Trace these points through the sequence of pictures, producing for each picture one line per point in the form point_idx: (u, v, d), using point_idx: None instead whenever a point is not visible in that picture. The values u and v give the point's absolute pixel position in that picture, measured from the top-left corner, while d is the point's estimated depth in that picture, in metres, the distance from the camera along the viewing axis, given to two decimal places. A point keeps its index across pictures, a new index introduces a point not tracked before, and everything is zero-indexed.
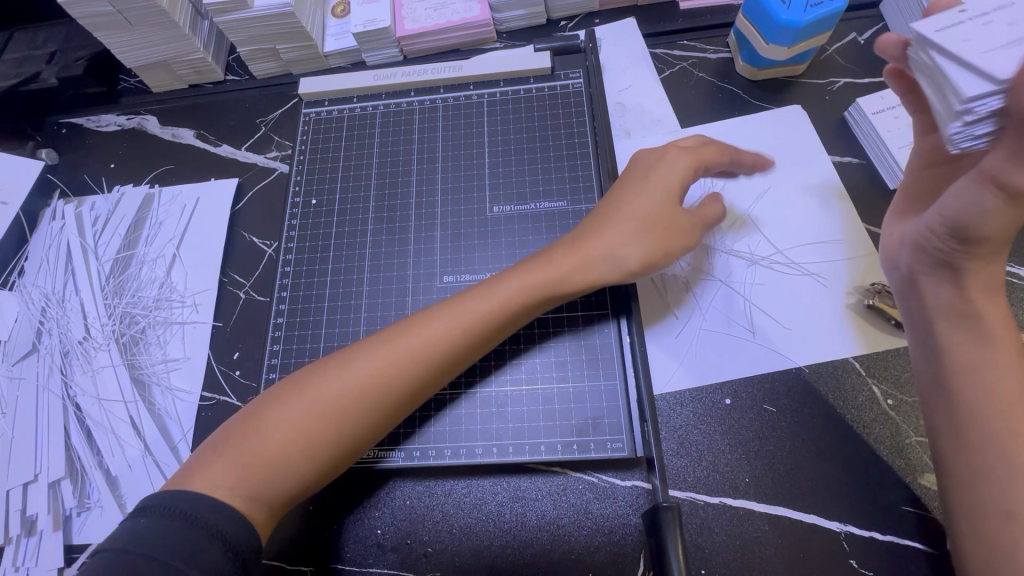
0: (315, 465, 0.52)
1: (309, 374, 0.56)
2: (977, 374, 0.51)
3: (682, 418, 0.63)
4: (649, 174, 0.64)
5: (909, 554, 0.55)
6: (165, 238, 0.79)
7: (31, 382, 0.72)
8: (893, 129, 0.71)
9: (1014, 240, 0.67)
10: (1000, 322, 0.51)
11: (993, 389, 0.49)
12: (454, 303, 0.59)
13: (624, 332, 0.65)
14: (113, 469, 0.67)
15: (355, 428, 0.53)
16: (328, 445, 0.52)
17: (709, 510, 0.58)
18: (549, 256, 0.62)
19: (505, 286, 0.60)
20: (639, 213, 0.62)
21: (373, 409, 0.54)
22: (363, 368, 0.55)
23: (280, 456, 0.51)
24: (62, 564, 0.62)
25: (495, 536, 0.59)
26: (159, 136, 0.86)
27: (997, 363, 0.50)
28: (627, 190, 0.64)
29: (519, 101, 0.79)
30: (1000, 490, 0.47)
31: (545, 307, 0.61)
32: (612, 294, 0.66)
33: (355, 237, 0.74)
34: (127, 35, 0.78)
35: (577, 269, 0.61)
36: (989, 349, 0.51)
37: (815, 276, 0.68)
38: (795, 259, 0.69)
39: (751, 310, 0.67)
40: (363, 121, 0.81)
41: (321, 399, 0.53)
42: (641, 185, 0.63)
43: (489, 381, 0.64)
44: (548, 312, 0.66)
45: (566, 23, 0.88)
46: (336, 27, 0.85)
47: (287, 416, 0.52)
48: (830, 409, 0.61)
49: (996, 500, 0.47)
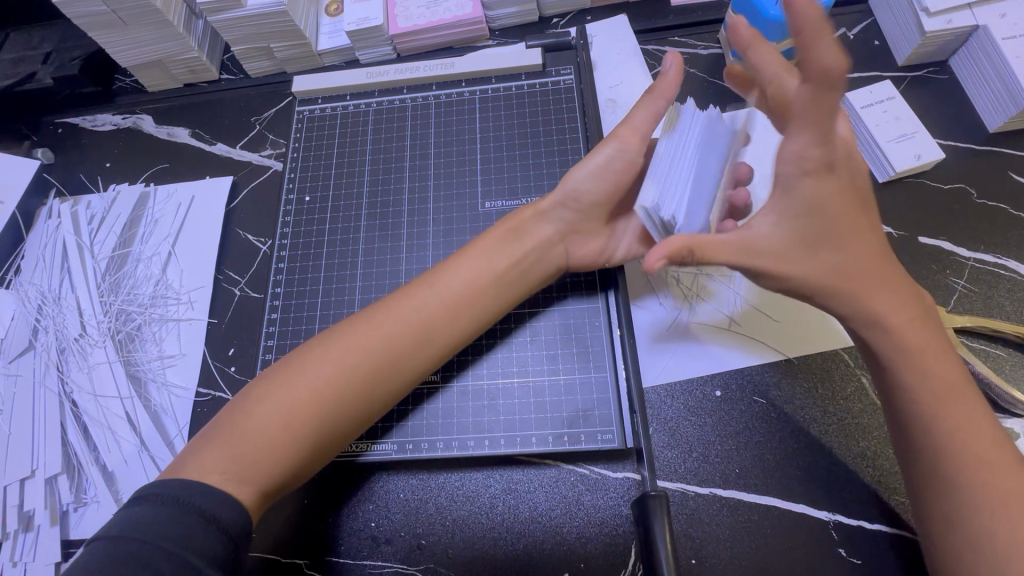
0: (300, 448, 0.53)
1: (295, 358, 0.56)
2: (908, 390, 0.52)
3: (674, 410, 0.63)
4: (625, 126, 0.62)
5: (895, 541, 0.56)
6: (159, 236, 0.79)
7: (27, 379, 0.73)
8: (881, 122, 0.72)
9: (1002, 231, 0.68)
10: (911, 329, 0.52)
11: (919, 399, 0.51)
12: (440, 280, 0.61)
13: (613, 306, 0.66)
14: (109, 464, 0.67)
15: (339, 412, 0.54)
16: (314, 427, 0.53)
17: (700, 500, 0.59)
18: (523, 216, 0.64)
19: (486, 257, 0.62)
20: (608, 178, 0.62)
21: (359, 394, 0.55)
22: (346, 352, 0.56)
23: (266, 440, 0.52)
24: (59, 559, 0.63)
25: (486, 529, 0.60)
26: (154, 135, 0.87)
27: (926, 365, 0.52)
28: (603, 145, 0.62)
29: (511, 97, 0.80)
30: (948, 497, 0.49)
31: (506, 251, 0.63)
32: (601, 273, 0.67)
33: (348, 232, 0.74)
34: (122, 34, 0.78)
35: (545, 237, 0.64)
36: (916, 358, 0.52)
37: (781, 333, 0.66)
38: (759, 326, 0.66)
39: (729, 327, 0.67)
40: (356, 119, 0.81)
41: (309, 380, 0.54)
42: (612, 141, 0.61)
43: (479, 366, 0.65)
44: (538, 295, 0.67)
45: (558, 21, 0.88)
46: (329, 26, 0.86)
47: (273, 399, 0.53)
48: (818, 399, 0.62)
49: (948, 505, 0.49)
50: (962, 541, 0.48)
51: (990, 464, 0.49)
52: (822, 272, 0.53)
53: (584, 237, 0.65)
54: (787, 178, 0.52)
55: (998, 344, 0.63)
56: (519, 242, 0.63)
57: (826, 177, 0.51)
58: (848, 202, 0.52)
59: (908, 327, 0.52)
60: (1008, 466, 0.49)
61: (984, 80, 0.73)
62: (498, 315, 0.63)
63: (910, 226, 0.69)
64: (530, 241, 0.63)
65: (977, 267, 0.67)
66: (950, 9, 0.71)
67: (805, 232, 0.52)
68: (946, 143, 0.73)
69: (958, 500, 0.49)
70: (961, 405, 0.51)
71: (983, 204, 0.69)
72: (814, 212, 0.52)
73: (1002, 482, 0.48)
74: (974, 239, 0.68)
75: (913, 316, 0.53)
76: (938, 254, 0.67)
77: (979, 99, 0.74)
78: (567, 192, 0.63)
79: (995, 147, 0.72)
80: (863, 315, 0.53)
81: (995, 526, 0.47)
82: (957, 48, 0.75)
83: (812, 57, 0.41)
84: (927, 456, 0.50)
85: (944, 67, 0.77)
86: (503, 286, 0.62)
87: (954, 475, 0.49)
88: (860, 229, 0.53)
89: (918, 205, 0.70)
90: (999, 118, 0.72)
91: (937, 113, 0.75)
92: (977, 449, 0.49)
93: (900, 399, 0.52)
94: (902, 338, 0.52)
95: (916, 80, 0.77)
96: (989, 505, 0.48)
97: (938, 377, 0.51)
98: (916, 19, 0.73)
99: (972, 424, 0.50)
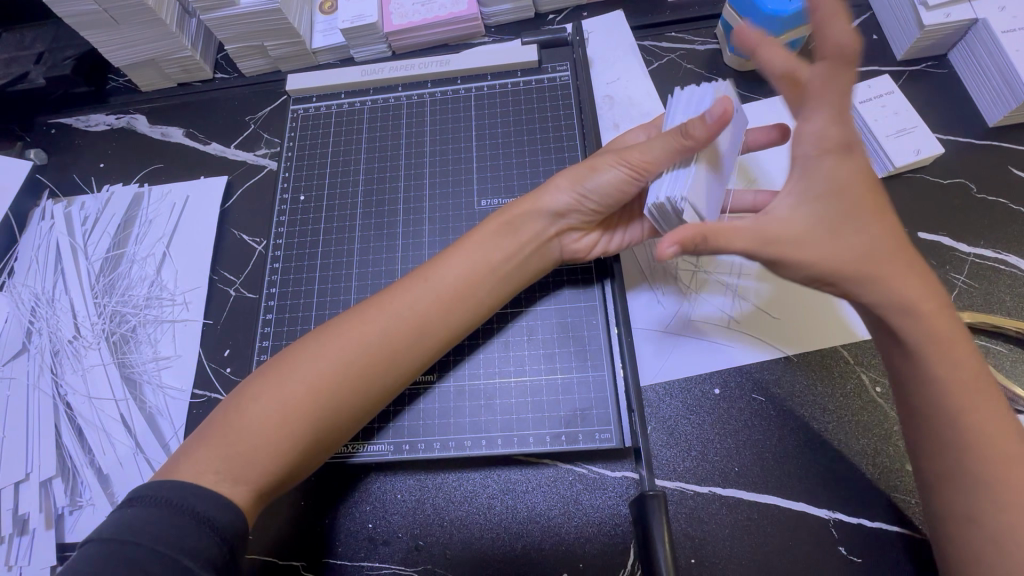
0: (296, 444, 0.52)
1: (290, 353, 0.56)
2: (935, 383, 0.50)
3: (672, 408, 0.63)
4: (639, 152, 0.57)
5: (896, 539, 0.55)
6: (153, 237, 0.79)
7: (21, 382, 0.72)
8: (880, 118, 0.71)
9: (1002, 226, 0.68)
10: (940, 322, 0.51)
11: (950, 392, 0.50)
12: (434, 274, 0.60)
13: (609, 296, 0.66)
14: (104, 466, 0.67)
15: (336, 407, 0.54)
16: (310, 423, 0.53)
17: (699, 499, 0.58)
18: (519, 210, 0.63)
19: (481, 249, 0.62)
20: (611, 192, 0.61)
21: (356, 388, 0.55)
22: (342, 347, 0.55)
23: (263, 434, 0.51)
24: (55, 562, 0.62)
25: (486, 529, 0.60)
26: (148, 135, 0.86)
27: (959, 355, 0.50)
28: (611, 163, 0.59)
29: (507, 95, 0.79)
30: (970, 494, 0.49)
31: (499, 248, 0.62)
32: (597, 263, 0.67)
33: (343, 232, 0.74)
34: (113, 32, 0.77)
35: (539, 236, 0.63)
36: (947, 349, 0.50)
37: (788, 330, 0.65)
38: (763, 323, 0.66)
39: (729, 324, 0.66)
40: (351, 117, 0.81)
41: (304, 375, 0.54)
42: (624, 167, 0.58)
43: (464, 366, 0.64)
44: (535, 291, 0.67)
45: (554, 17, 0.87)
46: (324, 23, 0.85)
47: (269, 393, 0.53)
48: (818, 396, 0.62)
49: (970, 502, 0.49)
50: (983, 537, 0.48)
51: (1013, 461, 0.48)
52: (849, 257, 0.51)
53: (579, 233, 0.65)
54: (807, 160, 0.54)
55: (999, 340, 0.62)
56: (512, 239, 0.62)
57: (846, 158, 0.53)
58: (865, 184, 0.53)
59: (936, 318, 0.51)
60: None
61: (984, 74, 0.72)
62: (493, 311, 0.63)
63: (909, 221, 0.68)
64: (523, 239, 0.63)
65: (977, 263, 0.66)
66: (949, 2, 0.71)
67: (791, 231, 0.51)
68: (945, 138, 0.72)
69: (979, 494, 0.48)
70: (986, 403, 0.50)
71: (983, 198, 0.69)
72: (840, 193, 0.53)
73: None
74: (973, 234, 0.67)
75: (940, 306, 0.51)
76: (937, 250, 0.67)
77: (979, 94, 0.73)
78: (570, 196, 0.62)
79: (995, 141, 0.72)
80: (896, 302, 0.51)
81: (1014, 523, 0.47)
82: (956, 42, 0.75)
83: (830, 32, 0.51)
84: (952, 452, 0.50)
85: (943, 61, 0.77)
86: (498, 279, 0.61)
87: (980, 471, 0.49)
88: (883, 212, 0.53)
89: (917, 200, 0.69)
90: (998, 112, 0.71)
91: (936, 108, 0.74)
92: (1001, 445, 0.49)
93: (927, 394, 0.51)
94: (935, 329, 0.50)
95: (915, 75, 0.76)
96: (1010, 502, 0.48)
97: (970, 368, 0.50)
98: (915, 13, 0.72)
99: (998, 420, 0.50)
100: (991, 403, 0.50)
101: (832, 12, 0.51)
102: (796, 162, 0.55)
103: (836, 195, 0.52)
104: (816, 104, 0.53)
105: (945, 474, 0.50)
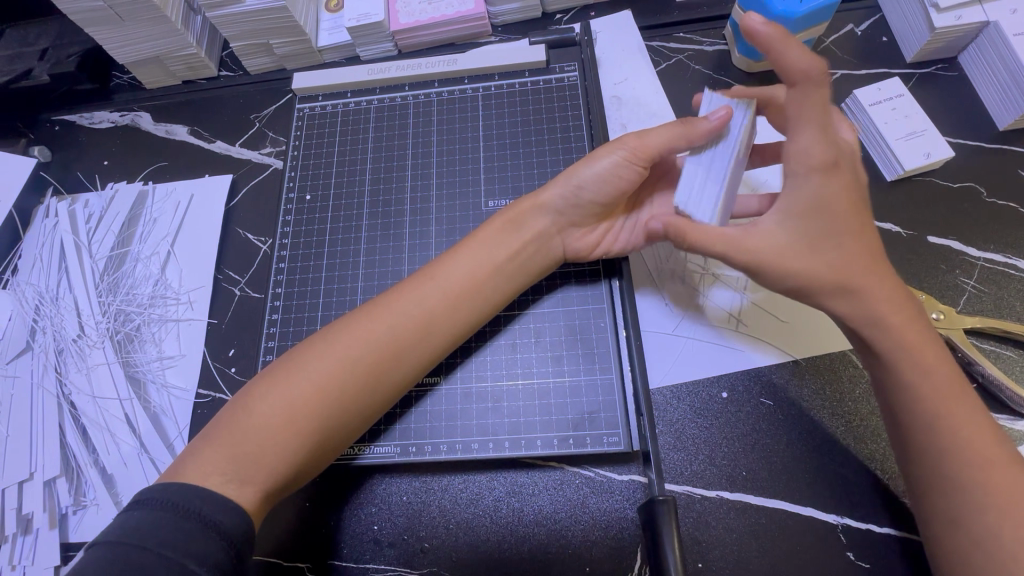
0: (302, 443, 0.52)
1: (295, 354, 0.56)
2: (909, 384, 0.51)
3: (679, 411, 0.62)
4: (638, 138, 0.60)
5: (908, 550, 0.55)
6: (158, 235, 0.78)
7: (25, 380, 0.72)
8: (888, 121, 0.71)
9: (1012, 230, 0.67)
10: (911, 328, 0.52)
11: (916, 392, 0.51)
12: (441, 273, 0.60)
13: (618, 298, 0.66)
14: (109, 466, 0.67)
15: (342, 405, 0.53)
16: (317, 421, 0.52)
17: (706, 503, 0.58)
18: (522, 206, 0.63)
19: (485, 248, 0.61)
20: (612, 183, 0.62)
21: (363, 388, 0.54)
22: (347, 345, 0.55)
23: (269, 431, 0.51)
24: (58, 562, 0.62)
25: (492, 532, 0.59)
26: (152, 133, 0.86)
27: (934, 357, 0.52)
28: (609, 152, 0.61)
29: (516, 95, 0.79)
30: (952, 498, 0.49)
31: (500, 246, 0.62)
32: (605, 263, 0.67)
33: (350, 232, 0.73)
34: (119, 29, 0.77)
35: (539, 232, 0.63)
36: (921, 349, 0.52)
37: (793, 333, 0.65)
38: (766, 322, 0.66)
39: (731, 318, 0.67)
40: (358, 116, 0.80)
41: (310, 372, 0.53)
42: (621, 152, 0.60)
43: (469, 367, 0.64)
44: (542, 285, 0.67)
45: (562, 16, 0.87)
46: (329, 22, 0.85)
47: (275, 392, 0.53)
48: (827, 400, 0.61)
49: (953, 505, 0.49)
50: (971, 538, 0.48)
51: (1001, 462, 0.49)
52: (835, 265, 0.52)
53: (580, 228, 0.64)
54: (796, 177, 0.52)
55: (1009, 345, 0.62)
56: (511, 237, 0.62)
57: (833, 173, 0.51)
58: (853, 195, 0.52)
59: (909, 325, 0.52)
60: (1010, 462, 0.49)
61: (995, 77, 0.71)
62: (494, 311, 0.62)
63: (918, 225, 0.68)
64: (519, 235, 0.62)
65: (986, 267, 0.66)
66: (961, 4, 0.70)
67: (769, 244, 0.53)
68: (956, 142, 0.72)
69: (967, 494, 0.48)
70: (971, 405, 0.51)
71: (993, 202, 0.69)
72: (828, 205, 0.52)
73: (1006, 484, 0.48)
74: (984, 238, 0.67)
75: (912, 315, 0.53)
76: (946, 254, 0.67)
77: (990, 97, 0.73)
78: (569, 190, 0.62)
79: (1006, 145, 0.71)
80: (868, 314, 0.53)
81: (997, 522, 0.47)
82: (967, 44, 0.74)
83: (789, 60, 0.46)
84: (931, 458, 0.50)
85: (954, 64, 0.76)
86: (500, 278, 0.61)
87: (962, 474, 0.49)
88: (868, 226, 0.53)
89: (928, 205, 0.69)
90: (1009, 116, 0.71)
91: (946, 112, 0.74)
92: (976, 447, 0.49)
93: (905, 401, 0.51)
94: (905, 334, 0.52)
95: (925, 79, 0.76)
96: (991, 503, 0.47)
97: (944, 365, 0.52)
98: (926, 15, 0.72)
99: (974, 420, 0.50)
100: (968, 404, 0.51)
101: (784, 36, 0.46)
102: (785, 177, 0.53)
103: (820, 210, 0.52)
104: (795, 127, 0.50)
105: (929, 482, 0.50)
